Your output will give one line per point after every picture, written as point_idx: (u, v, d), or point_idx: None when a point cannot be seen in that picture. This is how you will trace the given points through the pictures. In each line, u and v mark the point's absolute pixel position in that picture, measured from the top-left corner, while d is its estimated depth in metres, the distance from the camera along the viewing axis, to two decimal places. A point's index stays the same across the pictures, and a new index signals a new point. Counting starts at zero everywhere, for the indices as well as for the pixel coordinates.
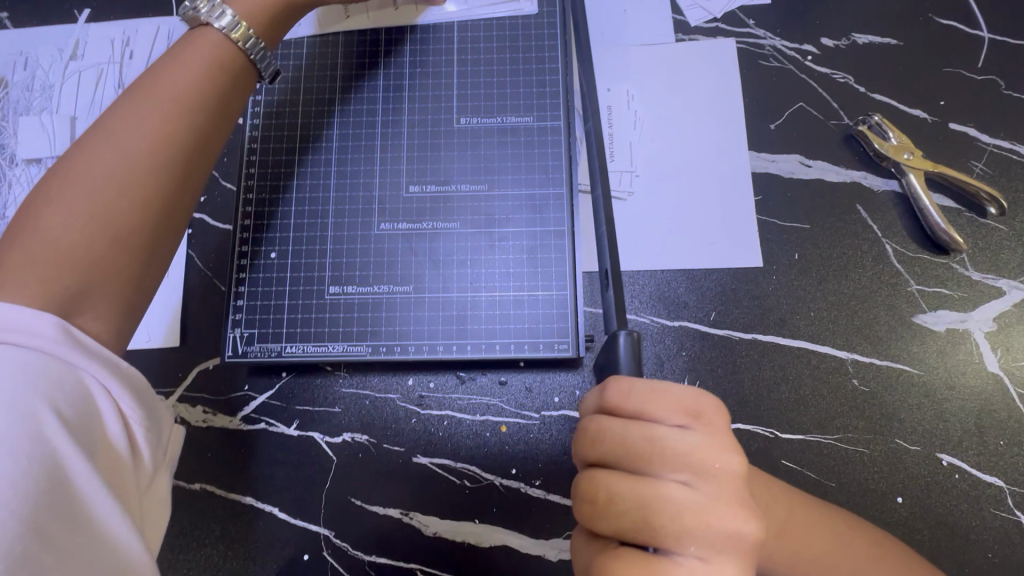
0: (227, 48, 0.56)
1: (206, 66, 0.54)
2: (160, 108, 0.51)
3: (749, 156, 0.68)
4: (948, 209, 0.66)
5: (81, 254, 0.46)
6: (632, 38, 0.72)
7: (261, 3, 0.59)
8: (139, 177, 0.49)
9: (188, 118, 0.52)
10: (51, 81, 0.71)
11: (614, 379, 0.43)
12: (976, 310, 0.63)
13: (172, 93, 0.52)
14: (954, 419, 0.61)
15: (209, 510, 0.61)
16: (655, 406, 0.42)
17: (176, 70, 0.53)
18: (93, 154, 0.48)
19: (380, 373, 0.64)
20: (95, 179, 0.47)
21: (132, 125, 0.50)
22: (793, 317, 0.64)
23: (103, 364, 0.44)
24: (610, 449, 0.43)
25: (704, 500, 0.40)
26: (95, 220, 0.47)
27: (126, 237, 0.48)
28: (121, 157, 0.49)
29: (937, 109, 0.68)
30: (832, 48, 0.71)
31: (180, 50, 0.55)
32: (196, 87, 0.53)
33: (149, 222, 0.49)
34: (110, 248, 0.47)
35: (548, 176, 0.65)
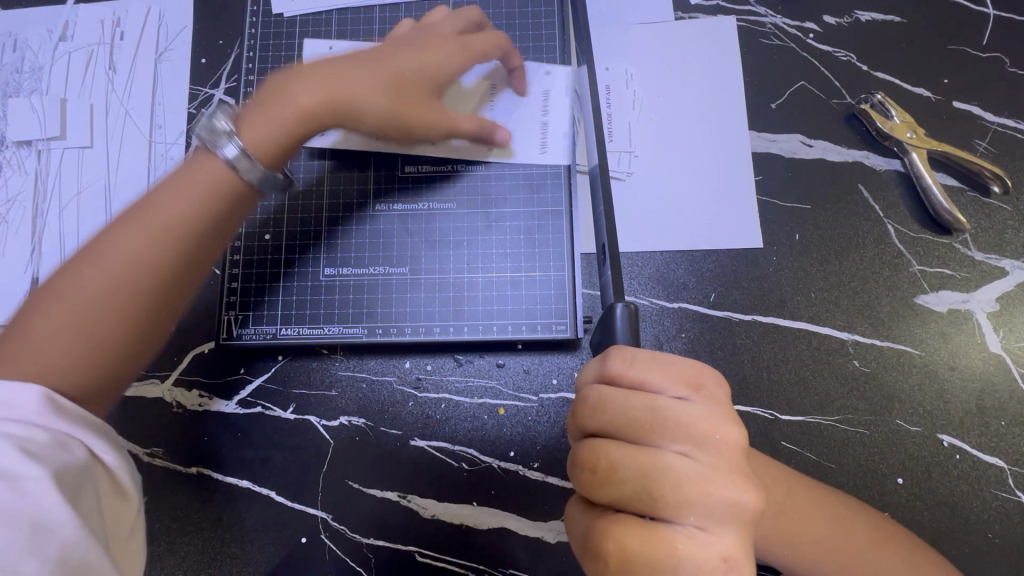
0: (226, 177, 0.52)
1: (201, 209, 0.50)
2: (153, 233, 0.48)
3: (750, 135, 0.67)
4: (951, 189, 0.65)
5: (79, 352, 0.45)
6: (632, 17, 0.71)
7: (273, 147, 0.55)
8: (138, 273, 0.47)
9: (179, 247, 0.49)
10: (41, 62, 0.70)
11: (615, 350, 0.43)
12: (979, 290, 0.63)
13: (168, 214, 0.49)
14: (955, 400, 0.61)
15: (205, 494, 0.61)
16: (655, 376, 0.42)
17: (180, 194, 0.50)
18: (96, 249, 0.47)
19: (376, 356, 0.63)
20: (98, 279, 0.46)
21: (137, 220, 0.49)
22: (794, 298, 0.63)
23: (86, 424, 0.43)
24: (609, 418, 0.42)
25: (704, 470, 0.39)
26: (92, 317, 0.45)
27: (123, 333, 0.47)
28: (120, 254, 0.47)
29: (941, 87, 0.67)
30: (834, 26, 0.69)
31: (176, 179, 0.51)
32: (191, 206, 0.50)
33: (146, 315, 0.48)
34: (94, 352, 0.45)
35: (546, 156, 0.64)
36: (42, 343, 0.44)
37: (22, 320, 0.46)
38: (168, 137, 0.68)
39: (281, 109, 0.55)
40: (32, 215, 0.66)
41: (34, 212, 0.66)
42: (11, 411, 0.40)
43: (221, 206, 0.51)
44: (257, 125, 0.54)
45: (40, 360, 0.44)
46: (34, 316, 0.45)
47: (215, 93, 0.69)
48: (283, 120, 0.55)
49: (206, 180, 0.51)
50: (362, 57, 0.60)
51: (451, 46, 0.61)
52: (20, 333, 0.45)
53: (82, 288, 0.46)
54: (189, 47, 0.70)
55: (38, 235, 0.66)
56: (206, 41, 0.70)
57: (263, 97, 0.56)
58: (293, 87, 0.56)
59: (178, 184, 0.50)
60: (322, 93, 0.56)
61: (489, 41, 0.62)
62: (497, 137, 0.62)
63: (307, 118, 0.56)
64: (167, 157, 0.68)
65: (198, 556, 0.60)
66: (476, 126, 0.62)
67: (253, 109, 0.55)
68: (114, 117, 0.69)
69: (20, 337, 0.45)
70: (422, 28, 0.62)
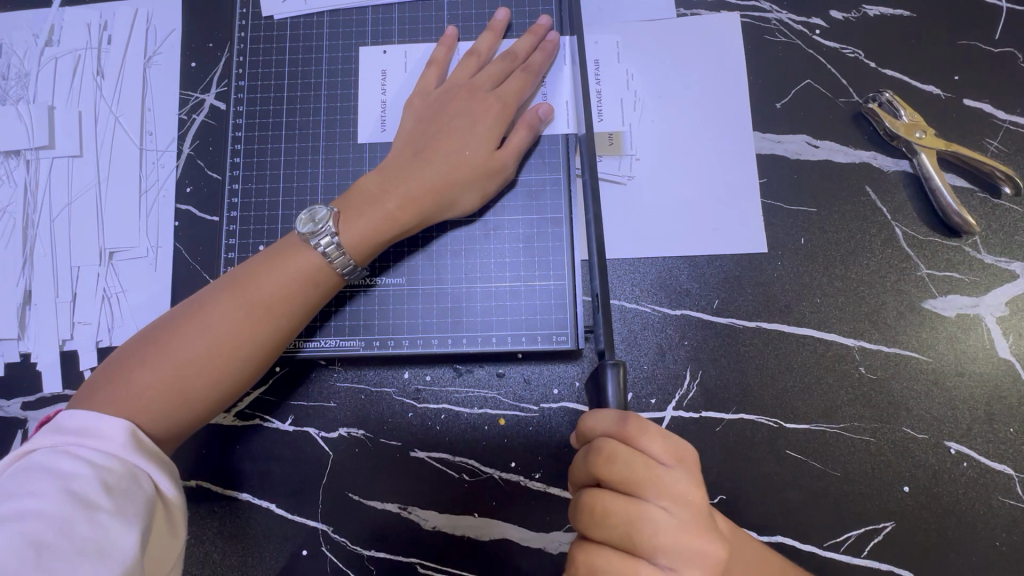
0: (322, 268, 0.54)
1: (295, 292, 0.53)
2: (249, 315, 0.51)
3: (754, 136, 0.65)
4: (960, 190, 0.63)
5: (155, 409, 0.48)
6: (632, 15, 0.69)
7: (362, 236, 0.55)
8: (226, 346, 0.50)
9: (266, 329, 0.52)
10: (27, 69, 0.68)
11: (620, 414, 0.43)
12: (988, 294, 0.61)
13: (266, 300, 0.52)
14: (963, 407, 0.60)
15: (206, 507, 0.60)
16: (653, 441, 0.43)
17: (277, 274, 0.53)
18: (201, 311, 0.51)
19: (375, 367, 0.62)
20: (190, 341, 0.50)
21: (235, 297, 0.52)
22: (799, 304, 0.62)
23: (160, 464, 0.46)
24: (601, 471, 0.43)
25: (677, 525, 0.41)
26: (178, 375, 0.49)
27: (197, 397, 0.50)
28: (214, 324, 0.51)
29: (951, 84, 0.65)
30: (841, 22, 0.67)
31: (279, 255, 0.54)
32: (288, 283, 0.53)
33: (221, 384, 0.51)
34: (171, 410, 0.49)
35: (545, 161, 0.62)
36: (135, 391, 0.48)
37: (122, 361, 0.50)
38: (158, 144, 0.67)
39: (380, 213, 0.56)
40: (22, 226, 0.65)
41: (25, 223, 0.65)
42: (101, 442, 0.44)
43: (314, 293, 0.54)
44: (363, 229, 0.55)
45: (132, 408, 0.47)
46: (130, 362, 0.49)
47: (206, 98, 0.68)
48: (384, 223, 0.56)
49: (305, 264, 0.54)
50: (417, 139, 0.59)
51: (492, 101, 0.60)
52: (118, 375, 0.49)
53: (179, 352, 0.49)
54: (178, 51, 0.69)
55: (30, 247, 0.65)
56: (195, 44, 0.69)
57: (351, 204, 0.56)
58: (377, 193, 0.57)
59: (278, 267, 0.53)
60: (409, 194, 0.56)
61: (522, 81, 0.61)
62: (542, 114, 0.60)
63: (416, 212, 0.57)
64: (158, 165, 0.67)
65: (199, 569, 0.60)
66: (528, 131, 0.60)
67: (346, 214, 0.56)
68: (104, 124, 0.67)
69: (118, 380, 0.49)
70: (463, 86, 0.61)
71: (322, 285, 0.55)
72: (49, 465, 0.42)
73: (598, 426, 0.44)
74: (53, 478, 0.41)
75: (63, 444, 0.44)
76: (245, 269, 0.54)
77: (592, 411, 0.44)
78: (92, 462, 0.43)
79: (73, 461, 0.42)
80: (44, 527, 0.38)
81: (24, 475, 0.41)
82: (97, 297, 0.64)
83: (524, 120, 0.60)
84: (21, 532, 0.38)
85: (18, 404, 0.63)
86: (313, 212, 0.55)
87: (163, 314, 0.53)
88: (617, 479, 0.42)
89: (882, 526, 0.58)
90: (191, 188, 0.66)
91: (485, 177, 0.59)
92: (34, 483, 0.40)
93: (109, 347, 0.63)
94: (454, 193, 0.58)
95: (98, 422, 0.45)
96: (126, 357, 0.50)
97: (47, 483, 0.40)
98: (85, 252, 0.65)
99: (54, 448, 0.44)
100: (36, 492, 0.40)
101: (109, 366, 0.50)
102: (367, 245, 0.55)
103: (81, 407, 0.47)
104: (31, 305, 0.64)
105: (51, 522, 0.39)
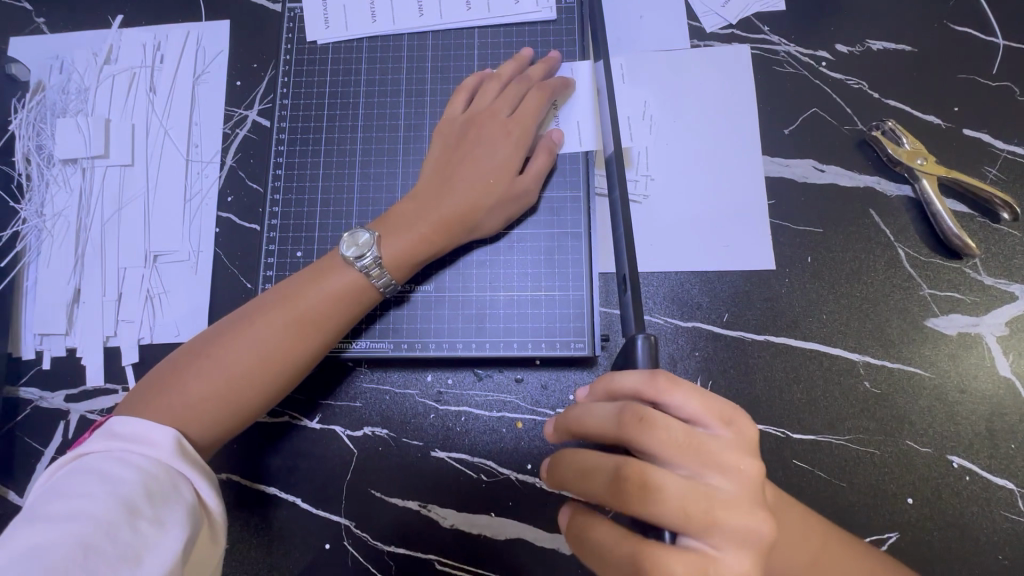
0: (362, 284, 0.58)
1: (338, 309, 0.57)
2: (294, 331, 0.55)
3: (763, 160, 0.69)
4: (960, 215, 0.66)
5: (209, 415, 0.52)
6: (649, 45, 0.74)
7: (404, 257, 0.59)
8: (274, 358, 0.54)
9: (310, 343, 0.56)
10: (86, 84, 0.74)
11: (651, 371, 0.44)
12: (989, 314, 0.64)
13: (310, 316, 0.56)
14: (965, 422, 0.62)
15: (236, 499, 0.64)
16: (687, 397, 0.43)
17: (322, 291, 0.57)
18: (250, 325, 0.55)
19: (400, 370, 0.66)
20: (242, 353, 0.53)
21: (281, 312, 0.55)
22: (806, 319, 0.65)
23: (200, 474, 0.49)
24: (640, 432, 0.42)
25: (726, 495, 0.40)
26: (229, 384, 0.53)
27: (245, 404, 0.54)
28: (264, 336, 0.54)
29: (951, 115, 0.69)
30: (847, 55, 0.71)
31: (323, 273, 0.58)
32: (331, 300, 0.57)
33: (267, 392, 0.55)
34: (223, 417, 0.53)
35: (565, 180, 0.66)
36: (189, 400, 0.52)
37: (174, 370, 0.53)
38: (203, 156, 0.72)
39: (416, 235, 0.60)
40: (75, 229, 0.70)
41: (77, 227, 0.70)
42: (149, 450, 0.48)
43: (354, 310, 0.58)
44: (400, 251, 0.59)
45: (186, 416, 0.51)
46: (184, 370, 0.53)
47: (249, 114, 0.73)
48: (419, 247, 0.60)
49: (346, 282, 0.57)
50: (446, 164, 0.63)
51: (511, 125, 0.64)
52: (170, 385, 0.53)
53: (229, 364, 0.53)
54: (225, 70, 0.74)
55: (81, 249, 0.69)
56: (241, 65, 0.74)
57: (390, 226, 0.60)
58: (412, 218, 0.60)
59: (321, 286, 0.57)
60: (442, 218, 0.60)
61: (539, 106, 0.64)
62: (556, 138, 0.65)
63: (446, 235, 0.61)
64: (202, 175, 0.71)
65: (227, 559, 0.62)
66: (547, 155, 0.64)
67: (386, 236, 0.59)
68: (154, 136, 0.72)
69: (171, 389, 0.52)
70: (485, 113, 0.65)
71: (361, 303, 0.58)
72: (102, 470, 0.45)
73: (631, 386, 0.44)
74: (105, 483, 0.44)
75: (115, 450, 0.48)
76: (291, 285, 0.58)
77: (621, 373, 0.45)
78: (139, 469, 0.46)
79: (122, 468, 0.46)
80: (93, 529, 0.41)
81: (79, 477, 0.45)
82: (141, 297, 0.68)
83: (543, 145, 0.64)
84: (72, 532, 0.41)
85: (63, 396, 0.66)
86: (356, 235, 0.58)
87: (210, 327, 0.57)
88: (658, 440, 0.42)
89: (887, 536, 0.60)
90: (232, 198, 0.71)
91: (508, 198, 0.63)
92: (87, 486, 0.44)
93: (150, 345, 0.67)
94: (482, 216, 0.62)
95: (152, 430, 0.49)
96: (179, 365, 0.54)
97: (97, 487, 0.44)
98: (131, 255, 0.69)
99: (106, 454, 0.47)
100: (87, 495, 0.43)
101: (161, 374, 0.54)
102: (410, 263, 0.60)
103: (135, 413, 0.51)
104: (79, 303, 0.68)
105: (100, 526, 0.42)
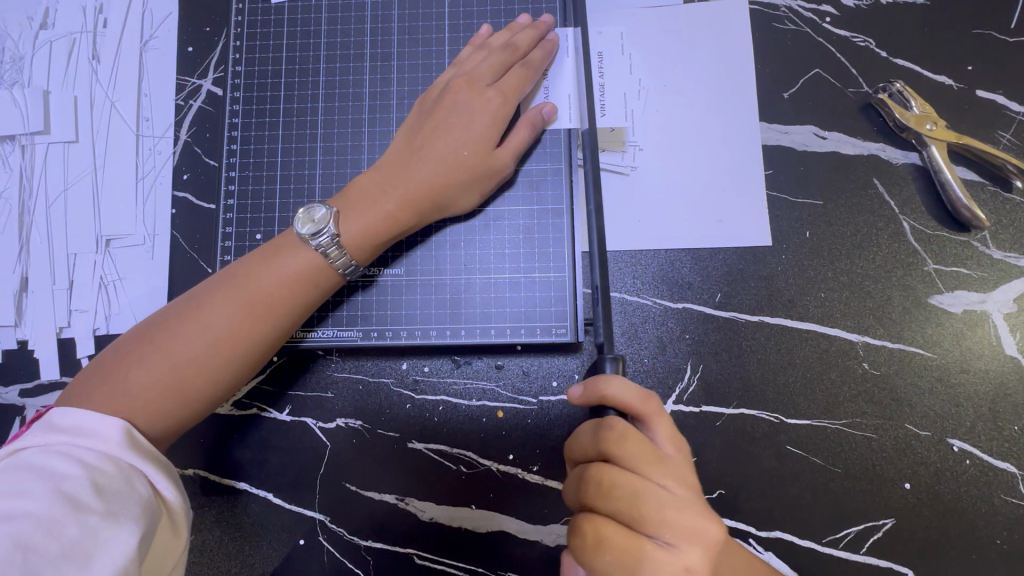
0: (321, 263, 0.54)
1: (295, 292, 0.53)
2: (246, 315, 0.51)
3: (760, 127, 0.64)
4: (970, 184, 0.62)
5: (154, 407, 0.48)
6: (637, 1, 0.67)
7: (368, 236, 0.55)
8: (225, 344, 0.50)
9: (265, 328, 0.52)
10: (22, 52, 0.67)
11: (637, 388, 0.45)
12: (997, 290, 0.60)
13: (265, 298, 0.52)
14: (968, 404, 0.59)
15: (204, 496, 0.61)
16: (662, 425, 0.46)
17: (276, 272, 0.52)
18: (199, 309, 0.51)
19: (373, 358, 0.62)
20: (189, 339, 0.49)
21: (233, 294, 0.51)
22: (803, 298, 0.61)
23: (157, 464, 0.45)
24: (615, 448, 0.44)
25: (679, 500, 0.42)
26: (176, 372, 0.49)
27: (195, 395, 0.50)
28: (213, 321, 0.50)
29: (963, 75, 0.64)
30: (852, 9, 0.65)
31: (277, 253, 0.53)
32: (286, 281, 0.52)
33: (220, 382, 0.51)
34: (170, 409, 0.49)
35: (546, 151, 0.61)
36: (131, 390, 0.48)
37: (117, 359, 0.49)
38: (155, 130, 0.66)
39: (378, 213, 0.55)
40: (18, 213, 0.65)
41: (21, 210, 0.65)
42: (96, 442, 0.44)
43: (315, 292, 0.54)
44: (361, 229, 0.54)
45: (128, 406, 0.47)
46: (127, 358, 0.49)
47: (203, 84, 0.67)
48: (382, 224, 0.55)
49: (304, 263, 0.53)
50: (416, 134, 0.58)
51: (492, 95, 0.58)
52: (111, 374, 0.48)
53: (176, 351, 0.49)
54: (174, 35, 0.67)
55: (26, 234, 0.64)
56: (191, 29, 0.67)
57: (349, 202, 0.55)
58: (375, 191, 0.56)
59: (276, 265, 0.53)
60: (408, 195, 0.55)
61: (521, 76, 0.59)
62: (545, 113, 0.59)
63: (412, 211, 0.56)
64: (154, 152, 0.66)
65: (198, 557, 0.60)
66: (530, 129, 0.59)
67: (345, 214, 0.55)
68: (100, 109, 0.66)
69: (114, 377, 0.48)
70: (462, 79, 0.59)
71: (321, 284, 0.54)
72: (42, 464, 0.41)
73: (625, 397, 0.45)
74: (45, 478, 0.40)
75: (56, 443, 0.44)
76: (244, 266, 0.53)
77: (620, 380, 0.45)
78: (85, 462, 0.42)
79: (65, 461, 0.42)
80: (33, 529, 0.38)
81: (14, 473, 0.41)
82: (94, 285, 0.64)
83: (526, 118, 0.59)
84: (9, 533, 0.37)
85: (16, 391, 0.62)
86: (311, 211, 0.54)
87: (157, 310, 0.52)
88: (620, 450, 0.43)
89: (882, 523, 0.57)
90: (188, 176, 0.65)
91: (482, 173, 0.57)
92: (24, 483, 0.40)
93: (106, 335, 0.63)
94: (451, 194, 0.57)
95: (93, 420, 0.45)
96: (122, 352, 0.50)
97: (37, 483, 0.40)
98: (81, 239, 0.64)
99: (48, 448, 0.43)
100: (25, 493, 0.39)
101: (105, 361, 0.50)
102: (374, 243, 0.55)
103: (75, 403, 0.47)
104: (28, 292, 0.64)
105: (40, 524, 0.38)
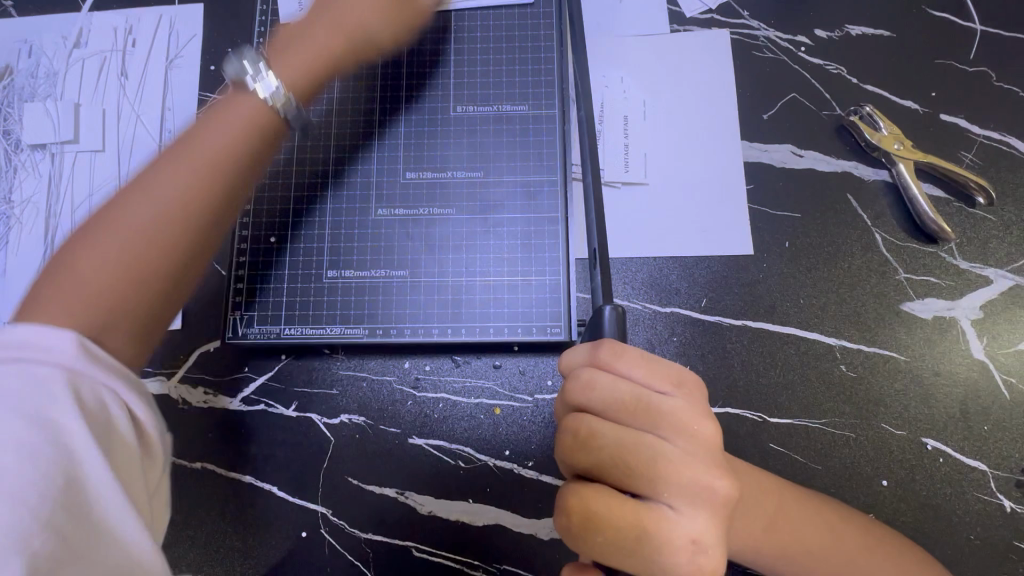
0: (260, 109, 0.53)
1: (242, 131, 0.52)
2: (198, 170, 0.49)
3: (741, 145, 0.69)
4: (937, 199, 0.67)
5: (107, 305, 0.43)
6: (628, 30, 0.73)
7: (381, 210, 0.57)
8: (178, 205, 0.47)
9: (226, 176, 0.50)
10: (55, 68, 0.72)
11: (603, 340, 0.45)
12: (964, 297, 0.64)
13: (211, 152, 0.50)
14: (940, 404, 0.62)
15: (210, 489, 0.63)
16: (649, 367, 0.44)
17: (222, 127, 0.52)
18: (151, 184, 0.48)
19: (377, 356, 0.65)
20: (139, 220, 0.46)
21: (179, 156, 0.49)
22: (784, 305, 0.65)
23: (132, 392, 0.41)
24: (586, 400, 0.44)
25: (680, 454, 0.41)
26: (126, 264, 0.45)
27: (142, 275, 0.45)
28: (175, 187, 0.48)
29: (928, 100, 0.69)
30: (825, 40, 0.71)
31: (220, 109, 0.53)
32: (234, 138, 0.51)
33: (179, 253, 0.47)
34: (115, 289, 0.44)
35: (542, 164, 0.66)
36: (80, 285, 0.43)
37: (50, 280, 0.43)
38: None
39: None
40: (45, 216, 0.69)
41: (48, 214, 0.69)
42: (50, 356, 0.39)
43: (260, 141, 0.53)
44: None
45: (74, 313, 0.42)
46: (70, 261, 0.44)
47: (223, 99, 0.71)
48: None
49: (246, 109, 0.53)
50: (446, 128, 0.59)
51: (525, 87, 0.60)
52: (59, 275, 0.44)
53: (133, 217, 0.46)
54: (198, 54, 0.73)
55: (52, 236, 0.68)
56: (214, 49, 0.73)
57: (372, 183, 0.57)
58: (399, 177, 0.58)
59: (222, 122, 0.52)
60: None
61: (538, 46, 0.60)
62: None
63: None
64: None
65: (202, 549, 0.62)
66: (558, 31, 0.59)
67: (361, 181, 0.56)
68: (126, 122, 0.71)
69: (62, 282, 0.43)
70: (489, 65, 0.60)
71: (264, 134, 0.53)
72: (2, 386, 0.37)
73: (578, 360, 0.45)
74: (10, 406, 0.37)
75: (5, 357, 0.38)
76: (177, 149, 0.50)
77: (570, 349, 0.47)
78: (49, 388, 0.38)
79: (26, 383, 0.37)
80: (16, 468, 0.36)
81: None
82: None
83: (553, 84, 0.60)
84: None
85: None
86: None
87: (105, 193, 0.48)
88: (602, 405, 0.43)
89: None
90: None
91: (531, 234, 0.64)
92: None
93: None
94: None
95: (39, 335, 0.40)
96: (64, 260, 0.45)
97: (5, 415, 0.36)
98: None
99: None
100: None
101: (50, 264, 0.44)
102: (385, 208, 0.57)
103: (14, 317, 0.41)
104: None
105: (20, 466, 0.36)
